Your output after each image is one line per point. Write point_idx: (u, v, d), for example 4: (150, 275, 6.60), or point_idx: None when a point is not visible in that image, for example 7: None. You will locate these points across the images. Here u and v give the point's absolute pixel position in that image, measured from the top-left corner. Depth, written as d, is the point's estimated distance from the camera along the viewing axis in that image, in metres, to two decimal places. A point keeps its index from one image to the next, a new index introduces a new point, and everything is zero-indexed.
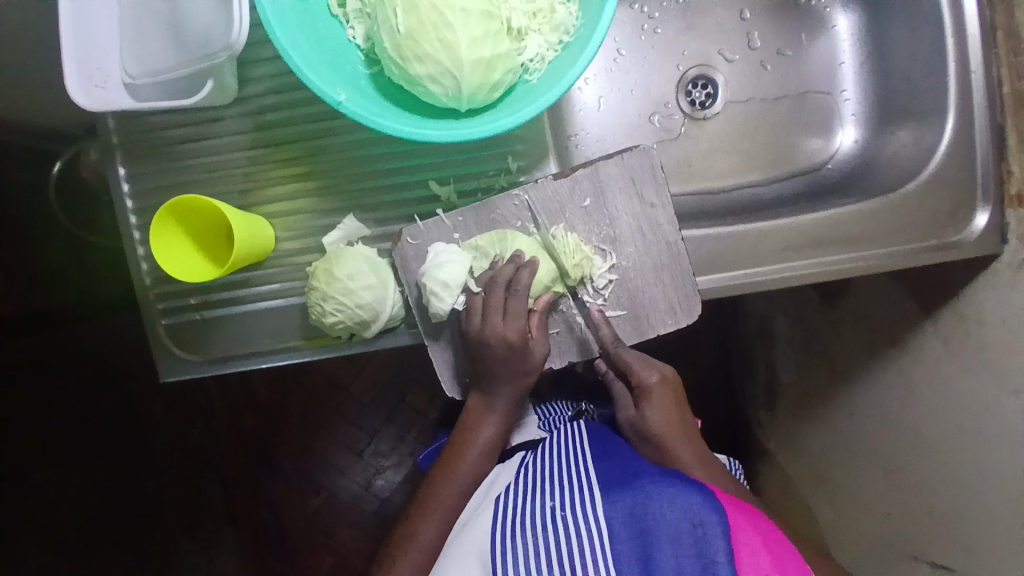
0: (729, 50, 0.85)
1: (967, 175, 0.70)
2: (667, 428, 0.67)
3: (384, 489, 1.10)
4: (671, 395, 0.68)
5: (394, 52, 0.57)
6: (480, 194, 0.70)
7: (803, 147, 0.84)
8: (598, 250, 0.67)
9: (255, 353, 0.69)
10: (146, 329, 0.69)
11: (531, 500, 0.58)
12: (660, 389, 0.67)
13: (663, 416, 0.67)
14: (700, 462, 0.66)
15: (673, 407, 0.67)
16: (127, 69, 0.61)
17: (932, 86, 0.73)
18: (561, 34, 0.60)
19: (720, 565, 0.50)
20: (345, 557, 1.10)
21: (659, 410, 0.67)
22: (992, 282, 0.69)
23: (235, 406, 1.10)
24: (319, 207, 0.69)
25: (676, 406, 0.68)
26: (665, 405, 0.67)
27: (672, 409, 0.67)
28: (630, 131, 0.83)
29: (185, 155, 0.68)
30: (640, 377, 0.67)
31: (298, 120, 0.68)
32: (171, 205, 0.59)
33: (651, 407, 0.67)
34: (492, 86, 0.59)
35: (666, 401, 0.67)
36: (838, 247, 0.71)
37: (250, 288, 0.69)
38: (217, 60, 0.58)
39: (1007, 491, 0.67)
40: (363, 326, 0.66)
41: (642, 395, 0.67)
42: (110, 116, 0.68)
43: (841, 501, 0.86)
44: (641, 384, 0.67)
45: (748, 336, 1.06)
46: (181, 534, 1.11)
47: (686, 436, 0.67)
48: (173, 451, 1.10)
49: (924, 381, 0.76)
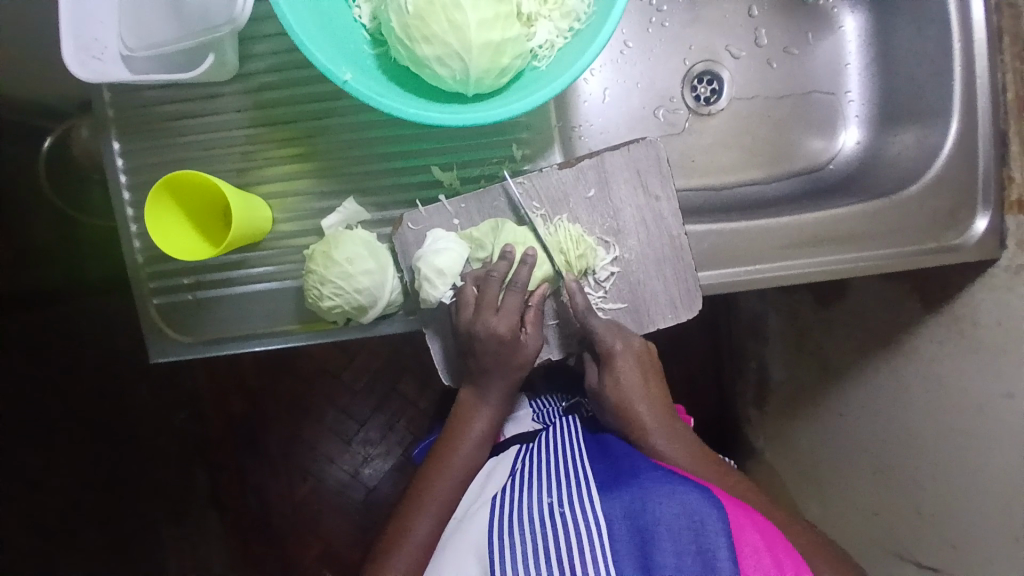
0: (736, 46, 0.84)
1: (970, 177, 0.70)
2: (631, 395, 0.66)
3: (372, 478, 1.09)
4: (635, 360, 0.66)
5: (402, 32, 0.56)
6: (483, 181, 0.70)
7: (805, 146, 0.84)
8: (601, 242, 0.66)
9: (249, 335, 0.68)
10: (137, 309, 0.68)
11: (529, 495, 0.57)
12: (625, 356, 0.65)
13: (626, 382, 0.65)
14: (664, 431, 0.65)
15: (636, 373, 0.65)
16: (125, 41, 0.60)
17: (938, 90, 0.73)
18: (572, 21, 0.59)
19: (721, 563, 0.49)
20: (330, 545, 1.09)
21: (622, 378, 0.65)
22: (988, 285, 0.70)
23: (224, 391, 1.08)
24: (318, 189, 0.68)
25: (641, 372, 0.66)
26: (628, 371, 0.65)
27: (636, 376, 0.65)
28: (634, 124, 0.83)
29: (182, 132, 0.67)
30: (604, 345, 0.65)
31: (300, 100, 0.67)
32: (168, 180, 0.58)
33: (613, 378, 0.65)
34: (500, 71, 0.58)
35: (631, 368, 0.65)
36: (837, 246, 0.71)
37: (245, 270, 0.67)
38: (218, 34, 0.56)
39: (996, 492, 0.68)
40: (360, 311, 0.65)
41: (606, 362, 0.65)
42: (105, 88, 0.66)
43: (829, 499, 0.87)
44: (605, 352, 0.65)
45: (742, 335, 1.06)
46: (165, 518, 1.10)
47: (648, 401, 0.66)
48: (159, 434, 1.08)
49: (917, 382, 0.76)
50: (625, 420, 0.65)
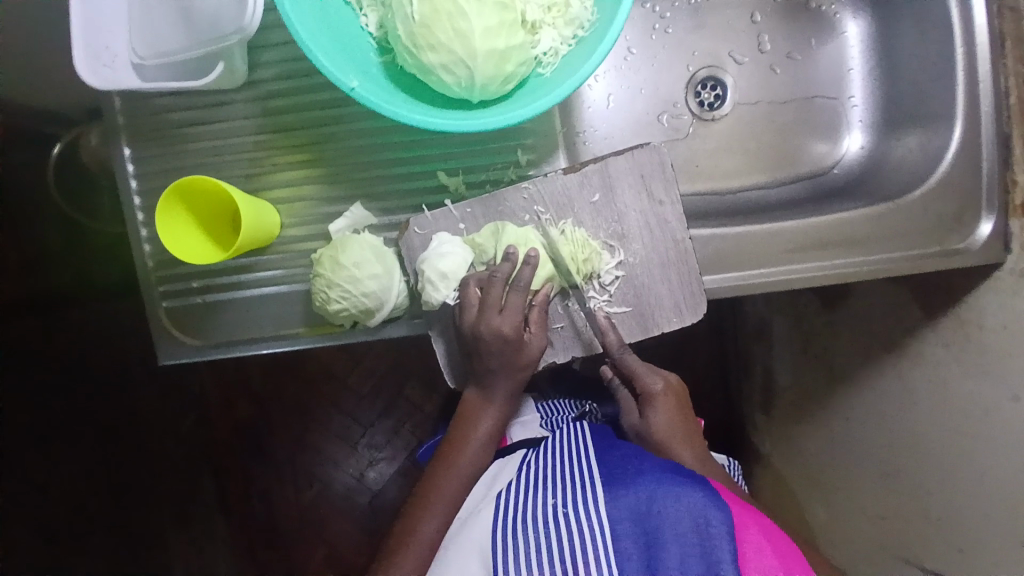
0: (739, 51, 0.85)
1: (973, 181, 0.70)
2: (671, 437, 0.68)
3: (378, 482, 1.10)
4: (675, 402, 0.70)
5: (408, 40, 0.57)
6: (489, 186, 0.70)
7: (808, 151, 0.84)
8: (606, 246, 0.67)
9: (256, 339, 0.68)
10: (147, 312, 0.69)
11: (532, 496, 0.58)
12: (663, 397, 0.69)
13: (665, 421, 0.68)
14: (702, 468, 0.66)
15: (676, 413, 0.69)
16: (136, 49, 0.61)
17: (942, 94, 0.73)
18: (575, 29, 0.60)
19: (724, 565, 0.50)
20: (336, 549, 1.10)
21: (663, 416, 0.68)
22: (993, 288, 0.70)
23: (231, 394, 1.09)
24: (325, 195, 0.68)
25: (679, 413, 0.69)
26: (667, 411, 0.69)
27: (674, 416, 0.69)
28: (638, 129, 0.83)
29: (192, 138, 0.68)
30: (645, 385, 0.69)
31: (308, 106, 0.67)
32: (177, 185, 0.59)
33: (653, 413, 0.69)
34: (505, 78, 0.59)
35: (669, 408, 0.69)
36: (841, 250, 0.71)
37: (253, 274, 0.68)
38: (228, 43, 0.58)
39: (1002, 495, 0.68)
40: (367, 314, 0.65)
41: (645, 400, 0.69)
42: (117, 96, 0.67)
43: (835, 503, 0.87)
44: (646, 392, 0.69)
45: (747, 340, 1.06)
46: (173, 521, 1.10)
47: (688, 443, 0.68)
48: (166, 438, 1.09)
49: (923, 385, 0.76)
50: (663, 454, 0.67)
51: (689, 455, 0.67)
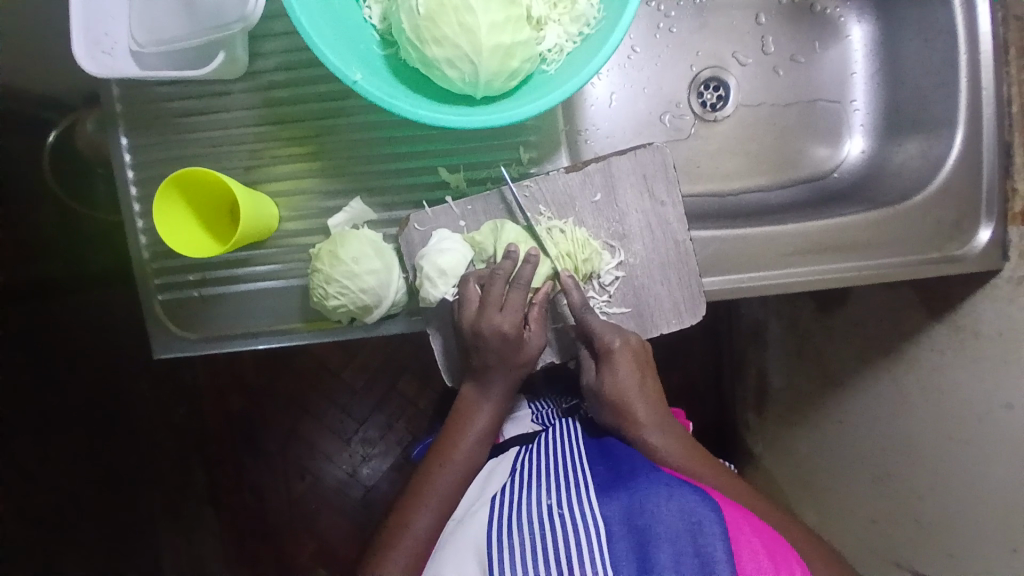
0: (743, 52, 0.84)
1: (973, 188, 0.70)
2: (631, 393, 0.64)
3: (370, 477, 1.09)
4: (634, 359, 0.65)
5: (413, 34, 0.56)
6: (490, 183, 0.70)
7: (809, 154, 0.84)
8: (606, 246, 0.67)
9: (253, 333, 0.68)
10: (142, 305, 0.68)
11: (528, 497, 0.58)
12: (623, 353, 0.64)
13: (626, 377, 0.64)
14: (659, 427, 0.64)
15: (636, 370, 0.64)
16: (135, 37, 0.60)
17: (945, 101, 0.73)
18: (581, 26, 0.60)
19: (718, 565, 0.49)
20: (327, 543, 1.09)
21: (620, 374, 0.64)
22: (990, 296, 0.70)
23: (224, 386, 1.08)
24: (324, 188, 0.68)
25: (639, 369, 0.65)
26: (628, 368, 0.64)
27: (634, 374, 0.64)
28: (640, 129, 0.83)
29: (190, 129, 0.67)
30: (604, 342, 0.64)
31: (310, 98, 0.67)
32: (176, 177, 0.58)
33: (610, 371, 0.64)
34: (509, 75, 0.58)
35: (630, 364, 0.64)
36: (840, 254, 0.71)
37: (251, 268, 0.67)
38: (229, 32, 0.57)
39: (994, 500, 0.68)
40: (364, 311, 0.65)
41: (604, 358, 0.64)
42: (115, 84, 0.66)
43: (827, 506, 0.87)
44: (605, 349, 0.64)
45: (742, 341, 1.06)
46: (163, 512, 1.10)
47: (647, 398, 0.65)
48: (158, 430, 1.08)
49: (918, 390, 0.76)
50: (621, 413, 0.65)
51: (647, 414, 0.65)
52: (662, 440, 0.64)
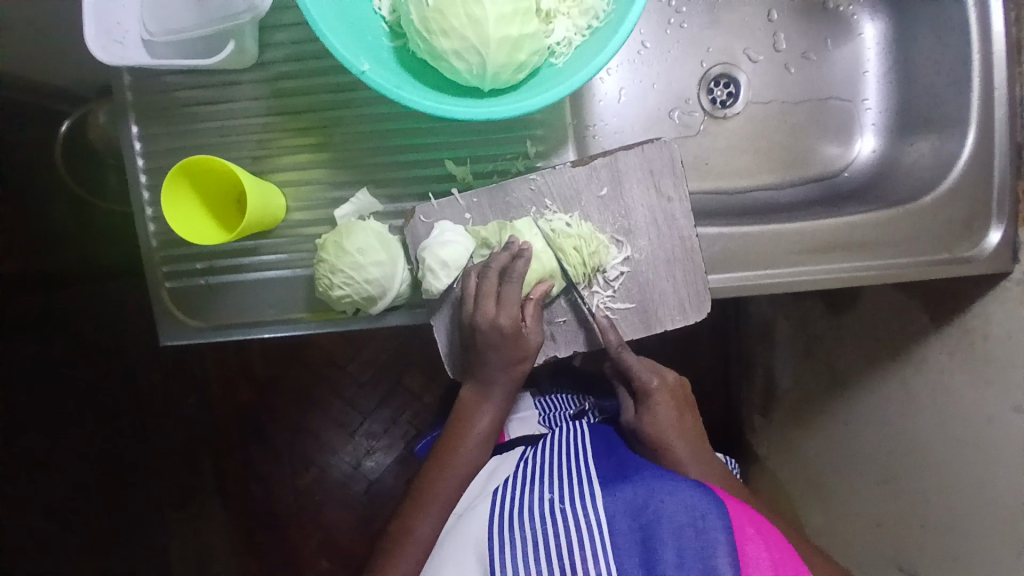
0: (754, 49, 0.84)
1: (984, 188, 0.70)
2: (670, 434, 0.65)
3: (374, 470, 1.10)
4: (671, 398, 0.66)
5: (421, 25, 0.56)
6: (496, 176, 0.70)
7: (819, 152, 0.83)
8: (613, 240, 0.66)
9: (258, 322, 0.68)
10: (149, 292, 0.69)
11: (530, 493, 0.57)
12: (660, 393, 0.66)
13: (662, 419, 0.65)
14: (702, 468, 0.64)
15: (673, 410, 0.65)
16: (146, 26, 0.60)
17: (957, 100, 0.72)
18: (590, 19, 0.60)
19: (720, 561, 0.49)
20: (332, 535, 1.10)
21: (659, 412, 0.65)
22: (1001, 298, 0.69)
23: (231, 376, 1.09)
24: (331, 179, 0.68)
25: (677, 409, 0.66)
26: (664, 408, 0.65)
27: (672, 412, 0.66)
28: (649, 125, 0.83)
29: (200, 118, 0.67)
30: (640, 381, 0.65)
31: (318, 90, 0.67)
32: (184, 164, 0.58)
33: (649, 411, 0.65)
34: (517, 67, 0.58)
35: (667, 405, 0.65)
36: (849, 254, 0.70)
37: (257, 257, 0.68)
38: (239, 21, 0.57)
39: (1000, 505, 0.68)
40: (369, 302, 0.65)
41: (642, 397, 0.66)
42: (126, 72, 0.67)
43: (832, 508, 0.87)
44: (641, 388, 0.65)
45: (750, 341, 1.06)
46: (169, 501, 1.11)
47: (685, 440, 0.65)
48: (165, 419, 1.09)
49: (924, 392, 0.75)
50: (660, 453, 0.65)
51: (687, 453, 0.65)
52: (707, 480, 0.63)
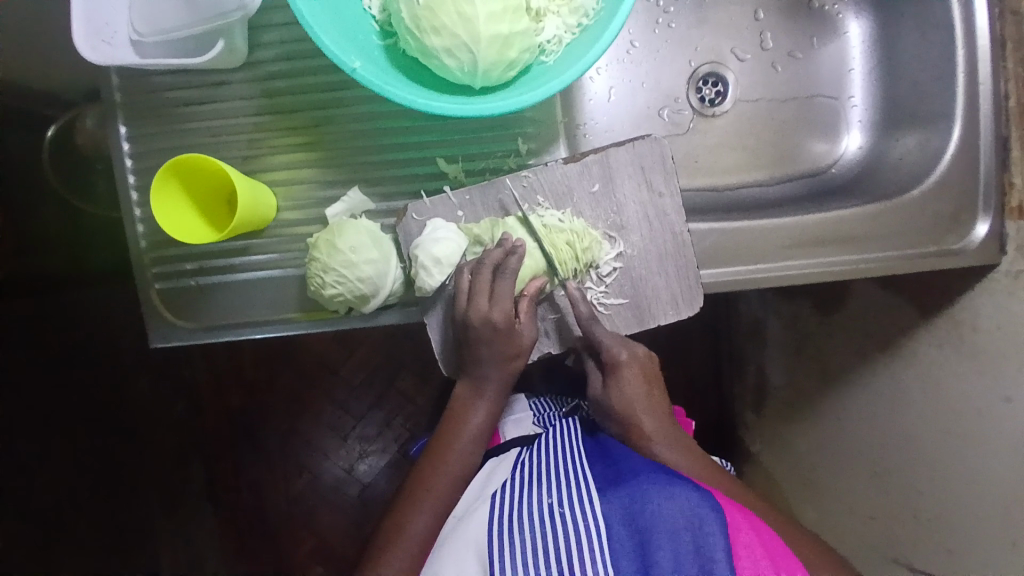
0: (742, 48, 0.85)
1: (971, 181, 0.71)
2: (637, 405, 0.66)
3: (367, 475, 1.09)
4: (640, 371, 0.66)
5: (412, 23, 0.56)
6: (488, 174, 0.70)
7: (807, 149, 0.84)
8: (606, 236, 0.67)
9: (249, 323, 0.68)
10: (139, 294, 0.68)
11: (528, 496, 0.57)
12: (629, 367, 0.65)
13: (630, 392, 0.65)
14: (668, 441, 0.65)
15: (641, 384, 0.66)
16: (133, 25, 0.60)
17: (941, 95, 0.73)
18: (580, 17, 0.60)
19: (718, 564, 0.49)
20: (325, 541, 1.09)
21: (627, 385, 0.65)
22: (989, 290, 0.70)
23: (222, 382, 1.08)
24: (322, 178, 0.68)
25: (646, 383, 0.66)
26: (633, 382, 0.66)
27: (639, 385, 0.66)
28: (638, 123, 0.83)
29: (189, 118, 0.67)
30: (610, 354, 0.65)
31: (308, 89, 0.67)
32: (174, 163, 0.58)
33: (618, 384, 0.66)
34: (508, 64, 0.58)
35: (635, 379, 0.65)
36: (839, 248, 0.71)
37: (248, 257, 0.67)
38: (231, 20, 0.58)
39: (993, 496, 0.68)
40: (362, 301, 0.64)
41: (610, 371, 0.65)
42: (115, 73, 0.66)
43: (826, 502, 0.87)
44: (611, 361, 0.65)
45: (741, 339, 1.06)
46: (158, 509, 1.09)
47: (652, 414, 0.66)
48: (154, 426, 1.08)
49: (915, 385, 0.76)
50: (627, 427, 0.66)
51: (654, 426, 0.65)
52: (672, 453, 0.64)
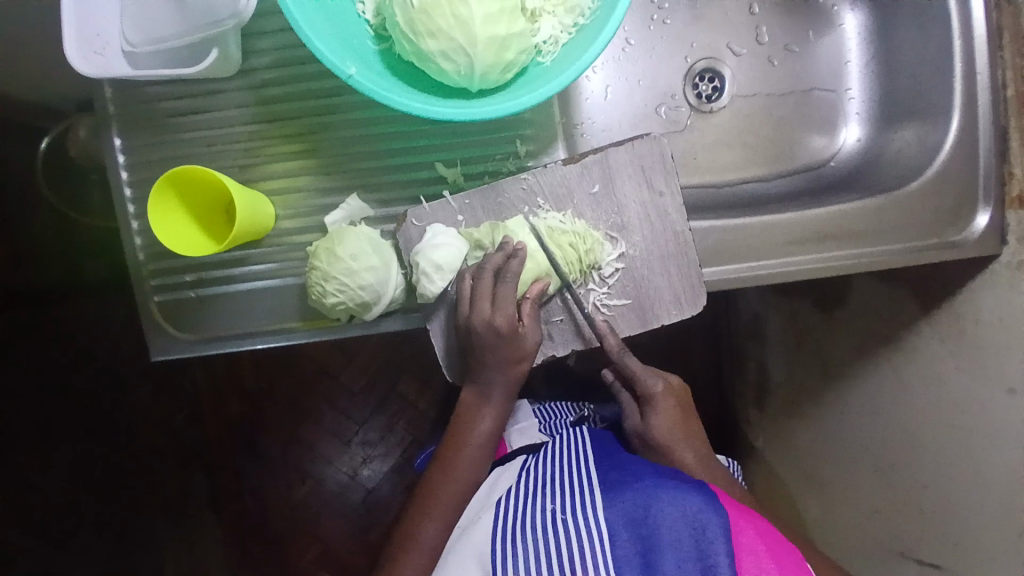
0: (738, 44, 0.84)
1: (970, 173, 0.70)
2: (672, 437, 0.67)
3: (370, 480, 1.09)
4: (674, 403, 0.69)
5: (407, 27, 0.56)
6: (487, 177, 0.70)
7: (805, 144, 0.84)
8: (607, 237, 0.66)
9: (250, 333, 0.67)
10: (138, 306, 0.67)
11: (532, 504, 0.57)
12: (664, 398, 0.68)
13: (666, 423, 0.67)
14: (705, 471, 0.67)
15: (676, 415, 0.68)
16: (127, 37, 0.59)
17: (938, 87, 0.73)
18: (576, 17, 0.60)
19: (720, 567, 0.49)
20: (330, 547, 1.09)
21: (663, 416, 0.68)
22: (990, 282, 0.70)
23: (222, 391, 1.07)
24: (320, 186, 0.67)
25: (681, 414, 0.69)
26: (668, 414, 0.68)
27: (675, 416, 0.68)
28: (635, 121, 0.83)
29: (184, 128, 0.66)
30: (645, 386, 0.67)
31: (304, 96, 0.66)
32: (171, 174, 0.57)
33: (654, 415, 0.68)
34: (505, 67, 0.58)
35: (670, 410, 0.68)
36: (840, 242, 0.71)
37: (247, 267, 0.67)
38: (224, 28, 0.56)
39: (998, 487, 0.68)
40: (363, 308, 0.64)
41: (646, 402, 0.68)
42: (107, 84, 0.65)
43: (831, 497, 0.87)
44: (646, 393, 0.68)
45: (742, 335, 1.06)
46: (162, 520, 1.09)
47: (690, 444, 0.68)
48: (156, 437, 1.07)
49: (918, 378, 0.76)
50: (664, 457, 0.67)
51: (690, 456, 0.67)
52: (709, 481, 0.66)
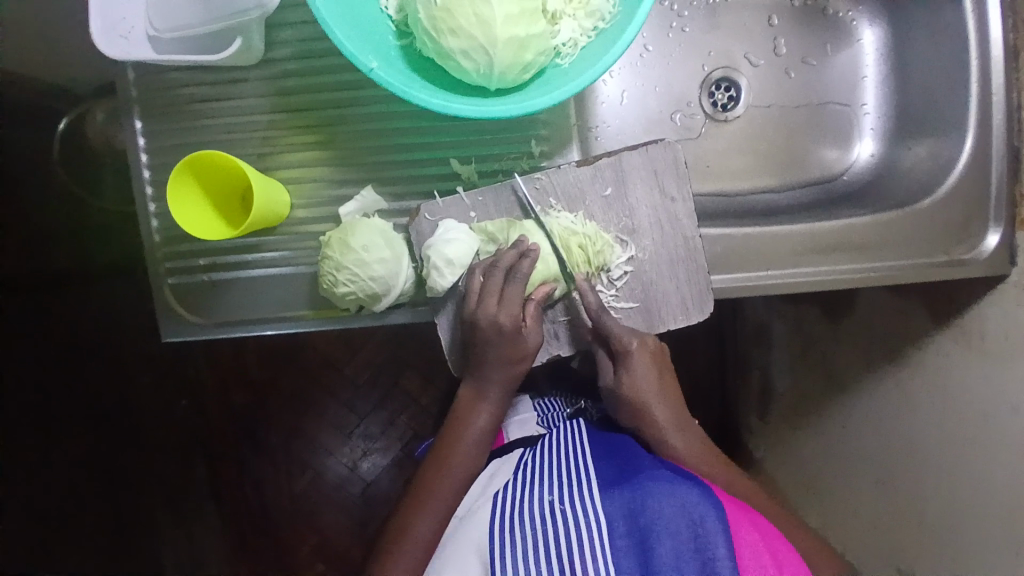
0: (755, 54, 0.85)
1: (982, 191, 0.71)
2: (648, 395, 0.66)
3: (370, 472, 1.09)
4: (650, 358, 0.66)
5: (429, 24, 0.57)
6: (500, 175, 0.70)
7: (819, 156, 0.84)
8: (617, 239, 0.67)
9: (260, 319, 0.68)
10: (152, 289, 0.68)
11: (529, 495, 0.57)
12: (640, 354, 0.65)
13: (643, 380, 0.65)
14: (681, 430, 0.66)
15: (652, 370, 0.66)
16: (152, 22, 0.60)
17: (953, 104, 0.73)
18: (596, 21, 0.60)
19: (719, 563, 0.49)
20: (327, 538, 1.09)
21: (639, 373, 0.65)
22: (998, 300, 0.70)
23: (228, 377, 1.08)
24: (335, 177, 0.68)
25: (657, 369, 0.66)
26: (643, 369, 0.65)
27: (650, 371, 0.66)
28: (650, 126, 0.83)
29: (205, 115, 0.67)
30: (621, 344, 0.65)
31: (323, 88, 0.67)
32: (190, 159, 0.58)
33: (630, 372, 0.65)
34: (523, 67, 0.59)
35: (646, 365, 0.65)
36: (849, 256, 0.71)
37: (260, 254, 0.68)
38: (246, 18, 0.58)
39: (997, 506, 0.68)
40: (373, 299, 0.65)
41: (621, 359, 0.65)
42: (131, 69, 0.66)
43: (830, 510, 0.87)
44: (622, 350, 0.65)
45: (747, 344, 1.06)
46: (162, 503, 1.10)
47: (665, 402, 0.66)
48: (160, 420, 1.08)
49: (921, 394, 0.76)
50: (640, 414, 0.66)
51: (666, 414, 0.66)
52: (690, 446, 0.65)
